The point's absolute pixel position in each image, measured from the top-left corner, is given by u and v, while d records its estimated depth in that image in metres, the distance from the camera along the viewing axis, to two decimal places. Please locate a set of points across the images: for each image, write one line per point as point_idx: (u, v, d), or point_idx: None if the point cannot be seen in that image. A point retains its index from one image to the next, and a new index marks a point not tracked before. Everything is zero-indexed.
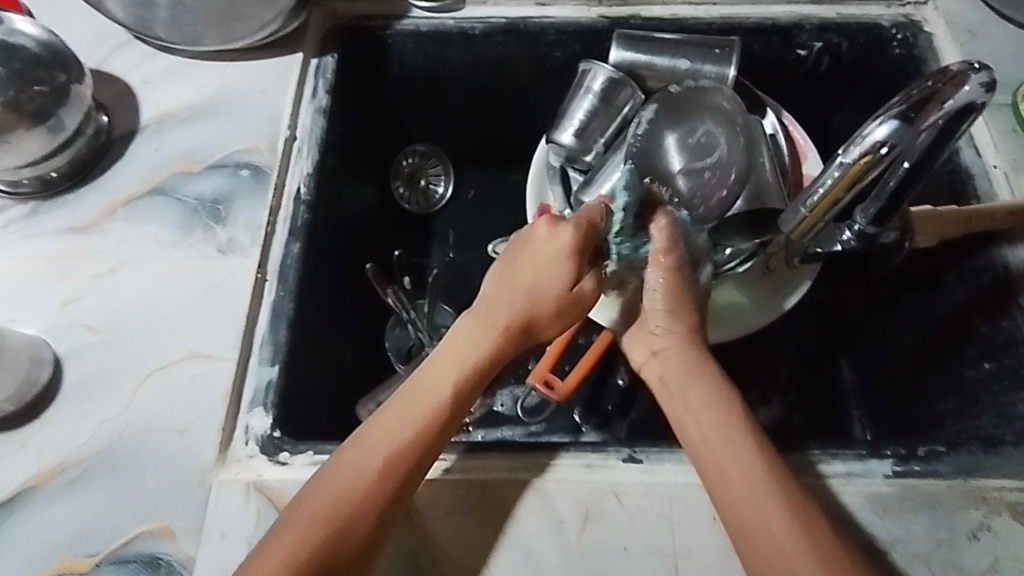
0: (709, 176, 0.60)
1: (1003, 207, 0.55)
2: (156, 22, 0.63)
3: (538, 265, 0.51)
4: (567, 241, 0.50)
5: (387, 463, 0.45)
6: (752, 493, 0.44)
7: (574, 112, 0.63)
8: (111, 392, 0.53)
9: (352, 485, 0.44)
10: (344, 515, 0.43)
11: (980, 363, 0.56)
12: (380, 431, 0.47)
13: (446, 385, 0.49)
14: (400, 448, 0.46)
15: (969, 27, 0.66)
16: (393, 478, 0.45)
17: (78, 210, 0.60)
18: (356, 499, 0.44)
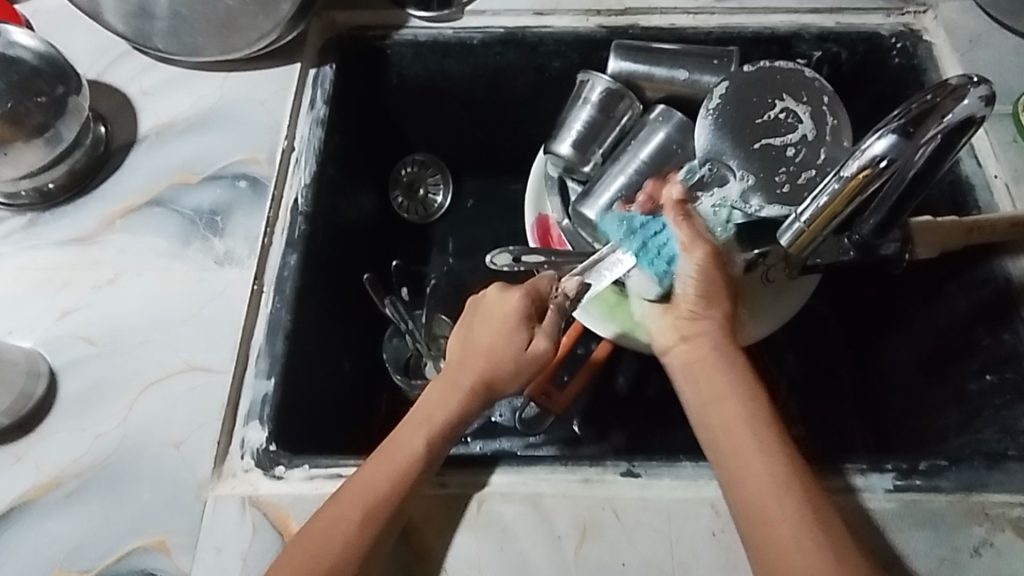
0: (792, 153, 0.56)
1: (1004, 218, 0.54)
2: (155, 33, 0.63)
3: (491, 329, 0.52)
4: (513, 306, 0.52)
5: (366, 514, 0.45)
6: (785, 506, 0.42)
7: (573, 122, 0.63)
8: (107, 405, 0.52)
9: (333, 528, 0.44)
10: (335, 543, 0.44)
11: (982, 375, 0.56)
12: (371, 466, 0.47)
13: (416, 443, 0.48)
14: (383, 486, 0.46)
15: (970, 36, 0.66)
16: (376, 515, 0.45)
17: (76, 221, 0.60)
18: (348, 532, 0.44)
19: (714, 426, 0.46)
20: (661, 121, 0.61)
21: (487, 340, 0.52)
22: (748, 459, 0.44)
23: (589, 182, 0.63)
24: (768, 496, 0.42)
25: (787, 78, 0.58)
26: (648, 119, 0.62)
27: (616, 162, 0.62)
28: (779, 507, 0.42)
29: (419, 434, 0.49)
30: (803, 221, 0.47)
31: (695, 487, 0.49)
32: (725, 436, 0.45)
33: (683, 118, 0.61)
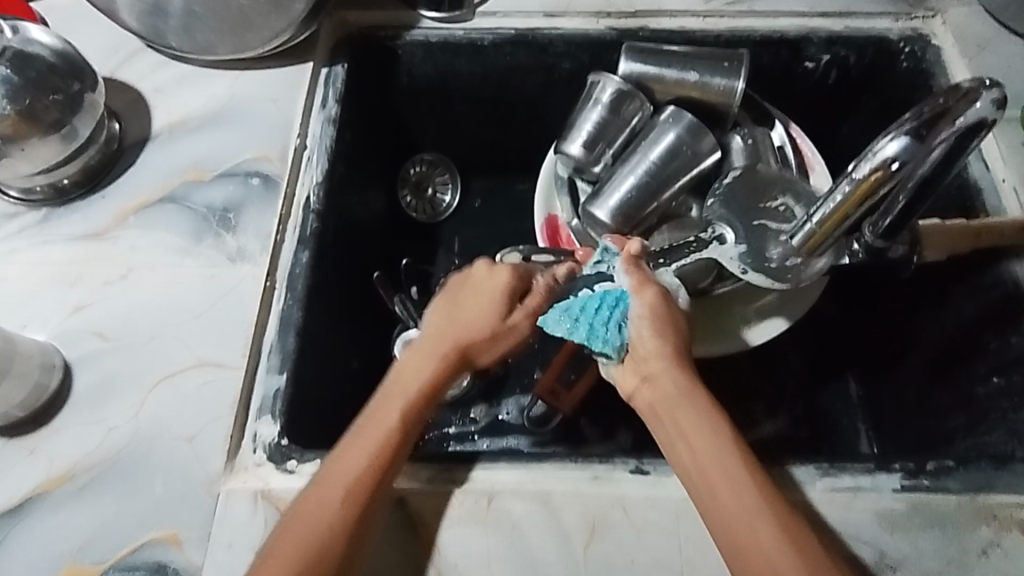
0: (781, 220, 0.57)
1: (1013, 221, 0.55)
2: (168, 31, 0.64)
3: (470, 299, 0.54)
4: (497, 279, 0.54)
5: (346, 496, 0.45)
6: (760, 528, 0.43)
7: (583, 123, 0.63)
8: (120, 399, 0.53)
9: (308, 529, 0.44)
10: (318, 544, 0.43)
11: (989, 377, 0.56)
12: (351, 458, 0.47)
13: (394, 417, 0.49)
14: (363, 479, 0.46)
15: (978, 41, 0.66)
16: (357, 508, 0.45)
17: (90, 216, 0.60)
18: (332, 535, 0.44)
19: (685, 459, 0.47)
20: (671, 122, 0.61)
21: (468, 310, 0.54)
22: (724, 485, 0.45)
23: (599, 183, 0.64)
24: (747, 517, 0.43)
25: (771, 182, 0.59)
26: (658, 120, 0.62)
27: (626, 163, 0.62)
28: (757, 526, 0.43)
29: (397, 407, 0.50)
30: (815, 222, 0.49)
31: None
32: (692, 468, 0.46)
33: (693, 120, 0.61)
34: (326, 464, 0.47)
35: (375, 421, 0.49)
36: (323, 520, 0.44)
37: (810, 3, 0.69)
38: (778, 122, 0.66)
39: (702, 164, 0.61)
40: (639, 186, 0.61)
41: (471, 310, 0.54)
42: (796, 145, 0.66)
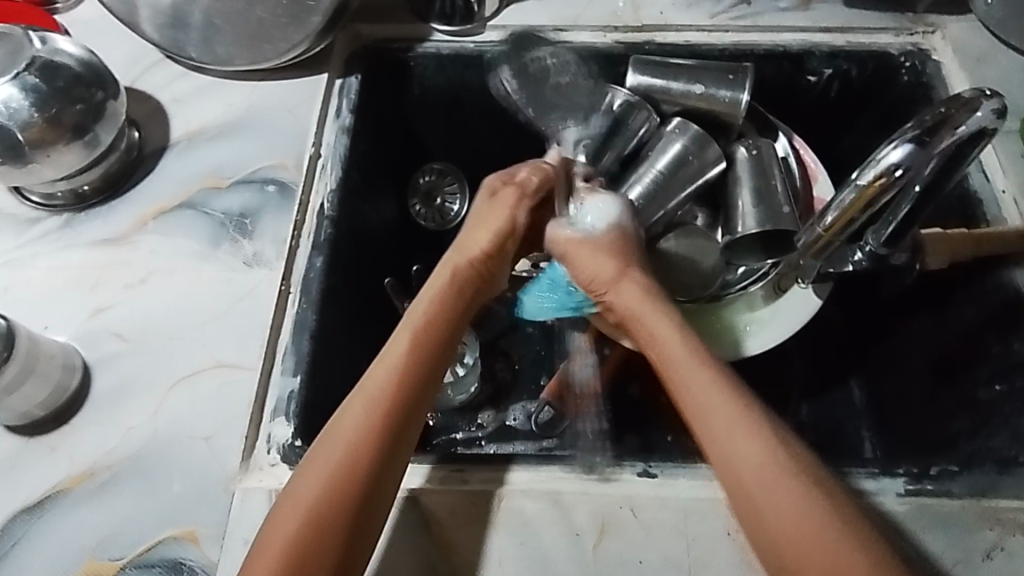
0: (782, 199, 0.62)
1: (1012, 229, 0.57)
2: (189, 43, 0.66)
3: (483, 231, 0.59)
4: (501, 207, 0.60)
5: (371, 404, 0.47)
6: (727, 452, 0.45)
7: (591, 127, 0.68)
8: (138, 398, 0.54)
9: (337, 441, 0.46)
10: (335, 479, 0.44)
11: (991, 384, 0.57)
12: (371, 395, 0.48)
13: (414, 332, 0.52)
14: (384, 395, 0.48)
15: (977, 56, 0.68)
16: (378, 436, 0.46)
17: (110, 222, 0.62)
18: (355, 468, 0.45)
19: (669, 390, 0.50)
20: (677, 132, 0.63)
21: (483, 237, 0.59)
22: (723, 436, 0.46)
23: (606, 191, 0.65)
24: (737, 457, 0.45)
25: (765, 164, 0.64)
26: (664, 131, 0.64)
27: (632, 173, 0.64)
28: (750, 470, 0.44)
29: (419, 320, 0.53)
30: (823, 227, 0.50)
31: (711, 487, 0.50)
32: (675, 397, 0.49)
33: (698, 130, 0.63)
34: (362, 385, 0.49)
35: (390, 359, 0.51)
36: (346, 453, 0.45)
37: (812, 18, 0.71)
38: (782, 133, 0.68)
39: (707, 173, 0.63)
40: (643, 195, 0.62)
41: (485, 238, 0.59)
42: (799, 156, 0.67)
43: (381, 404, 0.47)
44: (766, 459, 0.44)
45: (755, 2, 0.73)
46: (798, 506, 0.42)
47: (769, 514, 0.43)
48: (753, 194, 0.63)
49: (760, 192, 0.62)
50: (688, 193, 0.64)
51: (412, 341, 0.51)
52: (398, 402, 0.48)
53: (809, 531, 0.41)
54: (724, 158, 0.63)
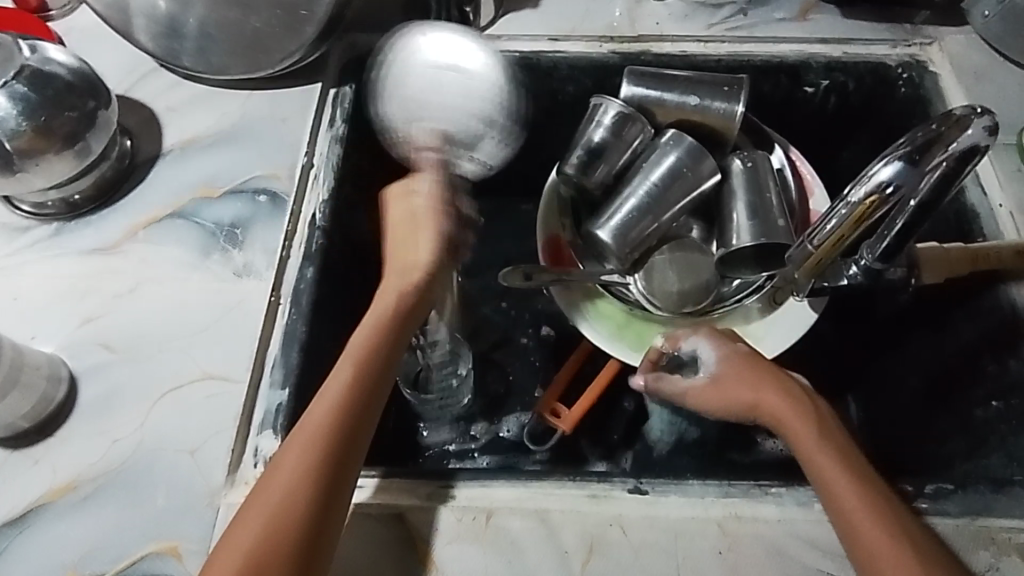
0: (775, 210, 0.62)
1: (1009, 246, 0.56)
2: (183, 52, 0.66)
3: (408, 259, 0.56)
4: (407, 230, 0.57)
5: (312, 442, 0.44)
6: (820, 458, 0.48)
7: (584, 145, 0.63)
8: (125, 410, 0.53)
9: (271, 484, 0.43)
10: (284, 507, 0.42)
11: (988, 402, 0.57)
12: (306, 421, 0.45)
13: (348, 365, 0.48)
14: (323, 438, 0.45)
15: (975, 69, 0.68)
16: (319, 461, 0.44)
17: (101, 231, 0.62)
18: (297, 499, 0.43)
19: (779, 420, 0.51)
20: (672, 145, 0.62)
21: (406, 265, 0.55)
22: (804, 442, 0.49)
23: (601, 203, 0.65)
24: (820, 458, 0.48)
25: (758, 172, 0.64)
26: (659, 143, 0.63)
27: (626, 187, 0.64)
28: (833, 471, 0.47)
29: (354, 350, 0.49)
30: (813, 245, 0.50)
31: (702, 505, 0.50)
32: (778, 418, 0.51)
33: (694, 143, 0.62)
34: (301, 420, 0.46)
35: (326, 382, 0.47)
36: (284, 494, 0.43)
37: (809, 30, 0.71)
38: (778, 145, 0.68)
39: (703, 185, 0.63)
40: (638, 208, 0.62)
41: (411, 264, 0.55)
42: (796, 168, 0.67)
43: (315, 428, 0.45)
44: (843, 457, 0.48)
45: (752, 13, 0.72)
46: (873, 503, 0.45)
47: (850, 508, 0.45)
48: (748, 208, 0.63)
49: (754, 206, 0.63)
50: (684, 205, 0.63)
51: (347, 359, 0.48)
52: (336, 419, 0.45)
53: (877, 526, 0.44)
54: (718, 171, 0.63)
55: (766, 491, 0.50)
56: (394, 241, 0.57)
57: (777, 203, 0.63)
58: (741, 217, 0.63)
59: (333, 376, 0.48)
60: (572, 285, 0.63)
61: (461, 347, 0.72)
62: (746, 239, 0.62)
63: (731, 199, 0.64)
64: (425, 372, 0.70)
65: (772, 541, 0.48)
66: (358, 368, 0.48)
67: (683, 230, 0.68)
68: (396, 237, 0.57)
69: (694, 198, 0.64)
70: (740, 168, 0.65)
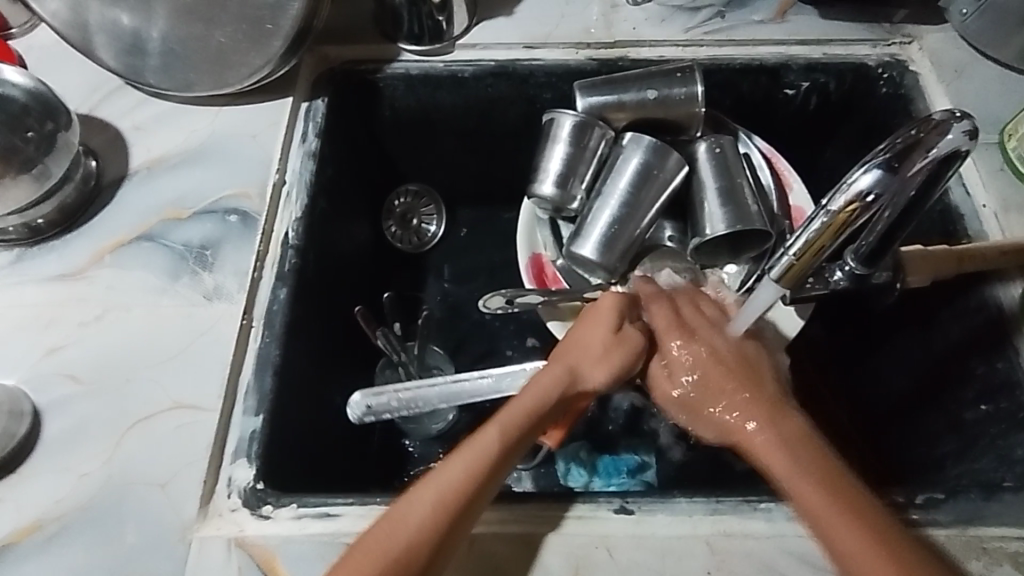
0: (749, 196, 0.61)
1: (994, 246, 0.55)
2: (147, 69, 0.64)
3: (592, 347, 0.54)
4: (608, 318, 0.55)
5: (443, 500, 0.44)
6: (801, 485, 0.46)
7: (548, 163, 0.63)
8: (92, 444, 0.52)
9: (399, 529, 0.42)
10: (411, 548, 0.42)
11: (977, 405, 0.56)
12: (445, 468, 0.45)
13: (494, 437, 0.47)
14: (459, 499, 0.44)
15: (955, 67, 0.67)
16: (454, 516, 0.43)
17: (66, 256, 0.60)
18: (419, 551, 0.42)
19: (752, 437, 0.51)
20: (632, 147, 0.61)
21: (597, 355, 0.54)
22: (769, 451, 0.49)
23: (578, 219, 0.63)
24: (796, 485, 0.46)
25: (726, 158, 0.63)
26: (620, 146, 0.62)
27: (600, 195, 0.61)
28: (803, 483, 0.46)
29: (503, 425, 0.48)
30: (792, 255, 0.44)
31: (689, 523, 0.49)
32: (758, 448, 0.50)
33: (653, 140, 0.61)
34: (437, 467, 0.46)
35: (475, 437, 0.48)
36: (409, 539, 0.42)
37: (787, 31, 0.70)
38: (745, 133, 0.68)
39: (673, 182, 0.61)
40: (616, 219, 0.60)
41: (597, 353, 0.54)
42: (772, 164, 0.67)
43: (458, 484, 0.44)
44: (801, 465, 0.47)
45: (729, 15, 0.71)
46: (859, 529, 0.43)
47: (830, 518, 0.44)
48: (721, 194, 0.61)
49: (727, 191, 0.61)
50: (662, 205, 0.62)
51: (496, 424, 0.48)
52: (475, 484, 0.45)
53: (855, 534, 0.43)
54: (685, 163, 0.62)
55: (755, 505, 0.49)
56: (587, 322, 0.56)
57: (750, 189, 0.62)
58: (715, 208, 0.61)
59: (480, 437, 0.48)
60: (560, 305, 0.62)
61: (443, 363, 0.73)
62: (722, 227, 0.60)
63: (702, 189, 0.62)
64: None
65: (761, 558, 0.47)
66: (504, 436, 0.48)
67: (657, 237, 0.65)
68: (592, 319, 0.56)
69: (668, 197, 0.62)
70: (710, 157, 0.63)
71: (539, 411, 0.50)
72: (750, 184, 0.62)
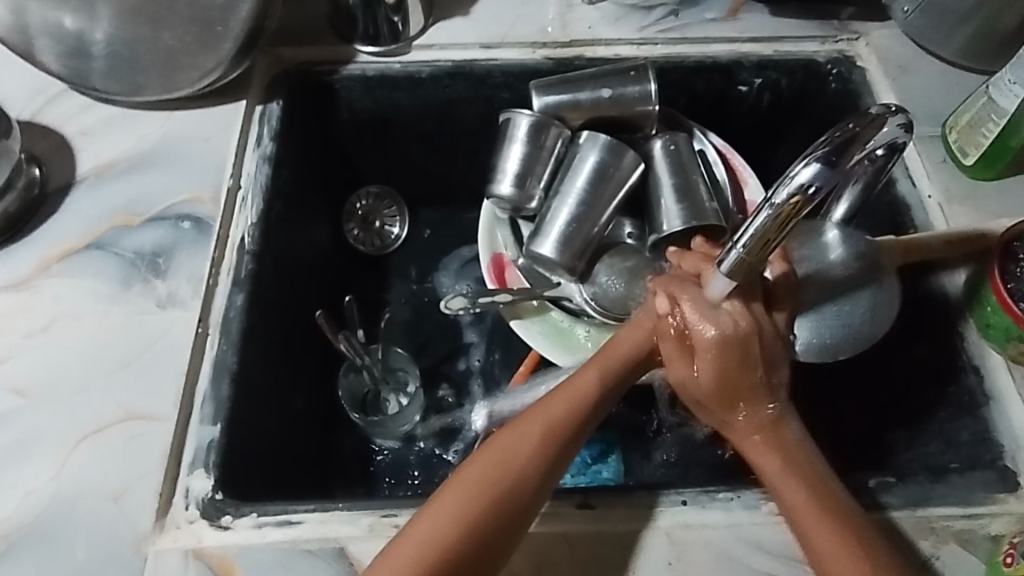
0: (704, 193, 0.62)
1: (937, 237, 0.57)
2: (93, 73, 0.63)
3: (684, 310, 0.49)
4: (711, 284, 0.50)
5: (546, 440, 0.47)
6: (818, 530, 0.45)
7: (507, 163, 0.63)
8: (42, 460, 0.50)
9: (506, 464, 0.46)
10: (516, 482, 0.45)
11: (926, 390, 0.58)
12: (547, 409, 0.48)
13: (591, 390, 0.50)
14: (558, 441, 0.48)
15: (900, 63, 0.69)
16: (551, 460, 0.47)
17: (11, 267, 0.58)
18: (521, 484, 0.46)
19: (772, 471, 0.48)
20: (589, 146, 0.62)
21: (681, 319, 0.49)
22: (798, 514, 0.46)
23: (537, 218, 0.63)
24: (813, 528, 0.45)
25: (681, 155, 0.64)
26: (577, 145, 0.63)
27: (558, 194, 0.62)
28: (813, 526, 0.45)
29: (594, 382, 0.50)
30: (741, 249, 0.43)
31: (651, 516, 0.49)
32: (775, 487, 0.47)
33: (609, 139, 0.62)
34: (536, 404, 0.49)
35: (571, 385, 0.50)
36: (512, 472, 0.46)
37: (739, 30, 0.71)
38: (699, 130, 0.69)
39: (628, 180, 0.62)
40: (574, 217, 0.61)
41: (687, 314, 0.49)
42: (727, 161, 0.68)
43: (539, 438, 0.47)
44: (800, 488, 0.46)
45: (683, 14, 0.72)
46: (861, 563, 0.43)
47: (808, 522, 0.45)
48: (676, 191, 0.62)
49: (682, 187, 0.62)
50: (620, 202, 0.63)
51: (595, 365, 0.51)
52: (570, 429, 0.48)
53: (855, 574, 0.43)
54: (641, 161, 0.63)
55: (714, 496, 0.50)
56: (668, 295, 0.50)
57: (705, 185, 0.63)
58: (670, 206, 0.62)
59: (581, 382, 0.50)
60: (520, 302, 0.62)
61: (407, 365, 0.71)
62: (678, 224, 0.61)
63: (658, 186, 0.63)
64: (374, 393, 0.69)
65: (720, 547, 0.48)
66: (602, 383, 0.50)
67: (616, 235, 0.66)
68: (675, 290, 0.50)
69: (625, 194, 0.63)
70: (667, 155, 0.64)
71: (610, 378, 0.50)
72: (705, 181, 0.63)
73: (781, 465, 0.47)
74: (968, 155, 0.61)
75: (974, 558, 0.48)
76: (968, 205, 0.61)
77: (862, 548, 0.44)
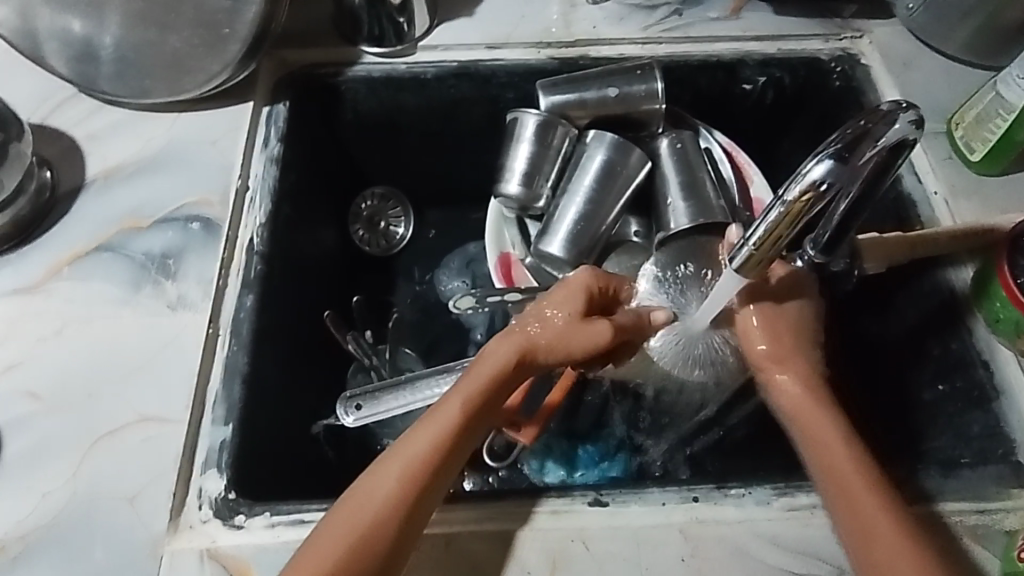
0: (710, 190, 0.62)
1: (946, 232, 0.57)
2: (101, 76, 0.63)
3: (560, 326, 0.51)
4: (579, 300, 0.52)
5: (405, 474, 0.45)
6: (865, 496, 0.46)
7: (514, 163, 0.63)
8: (55, 463, 0.50)
9: (373, 502, 0.44)
10: (375, 522, 0.43)
11: (935, 384, 0.58)
12: (409, 446, 0.46)
13: (453, 415, 0.47)
14: (426, 470, 0.46)
15: (903, 59, 0.69)
16: (417, 491, 0.45)
17: (21, 271, 0.58)
18: (386, 522, 0.44)
19: (821, 442, 0.49)
20: (596, 145, 0.62)
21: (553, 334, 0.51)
22: (846, 482, 0.47)
23: (545, 217, 0.63)
24: (861, 499, 0.46)
25: (687, 153, 0.64)
26: (583, 144, 0.63)
27: (565, 192, 0.62)
28: (861, 497, 0.46)
29: (455, 407, 0.48)
30: (751, 246, 0.44)
31: (664, 512, 0.49)
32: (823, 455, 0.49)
33: (616, 137, 0.62)
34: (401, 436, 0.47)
35: (432, 413, 0.48)
36: (379, 508, 0.44)
37: (742, 28, 0.72)
38: (705, 128, 0.69)
39: (636, 180, 0.62)
40: (582, 215, 0.61)
41: (561, 330, 0.51)
42: (733, 158, 0.68)
43: (423, 455, 0.46)
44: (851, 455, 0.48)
45: (686, 13, 0.73)
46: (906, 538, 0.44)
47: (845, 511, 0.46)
48: (681, 188, 0.63)
49: (689, 184, 0.62)
50: (626, 200, 0.63)
51: (458, 395, 0.48)
52: (437, 456, 0.46)
53: (900, 544, 0.44)
54: (648, 159, 0.63)
55: (727, 492, 0.50)
56: (540, 308, 0.52)
57: (711, 182, 0.63)
58: (677, 203, 0.62)
59: (440, 409, 0.48)
60: (529, 302, 0.62)
61: (415, 367, 0.73)
62: (684, 221, 0.62)
63: (664, 185, 0.63)
64: None
65: (733, 542, 0.48)
66: (465, 409, 0.48)
67: (623, 233, 0.66)
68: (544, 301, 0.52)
69: (632, 192, 0.63)
70: (673, 152, 0.64)
71: (494, 388, 0.49)
72: (712, 179, 0.64)
73: (834, 434, 0.49)
74: (974, 151, 0.62)
75: (987, 552, 0.48)
76: (974, 201, 0.61)
77: (901, 518, 0.45)
